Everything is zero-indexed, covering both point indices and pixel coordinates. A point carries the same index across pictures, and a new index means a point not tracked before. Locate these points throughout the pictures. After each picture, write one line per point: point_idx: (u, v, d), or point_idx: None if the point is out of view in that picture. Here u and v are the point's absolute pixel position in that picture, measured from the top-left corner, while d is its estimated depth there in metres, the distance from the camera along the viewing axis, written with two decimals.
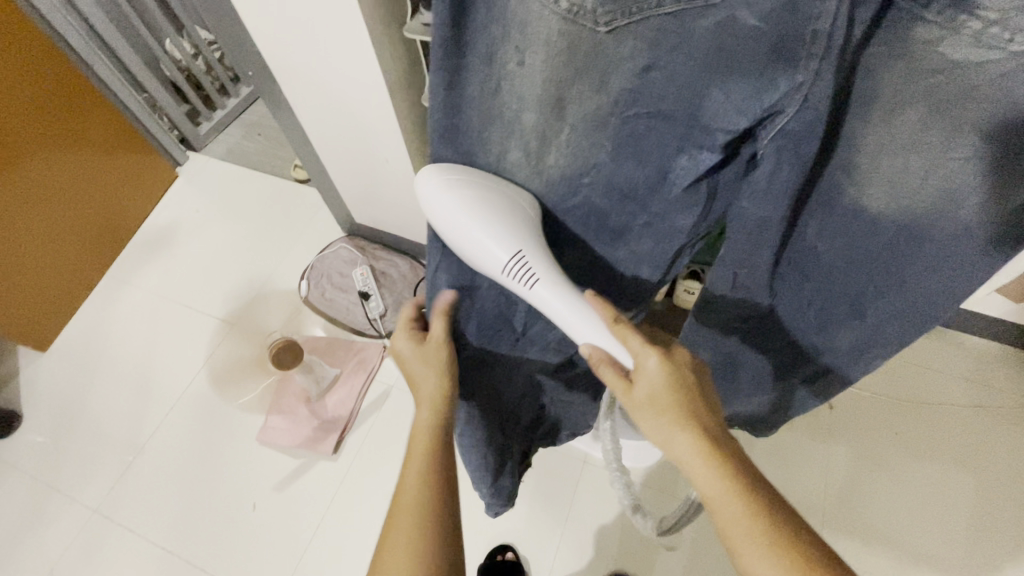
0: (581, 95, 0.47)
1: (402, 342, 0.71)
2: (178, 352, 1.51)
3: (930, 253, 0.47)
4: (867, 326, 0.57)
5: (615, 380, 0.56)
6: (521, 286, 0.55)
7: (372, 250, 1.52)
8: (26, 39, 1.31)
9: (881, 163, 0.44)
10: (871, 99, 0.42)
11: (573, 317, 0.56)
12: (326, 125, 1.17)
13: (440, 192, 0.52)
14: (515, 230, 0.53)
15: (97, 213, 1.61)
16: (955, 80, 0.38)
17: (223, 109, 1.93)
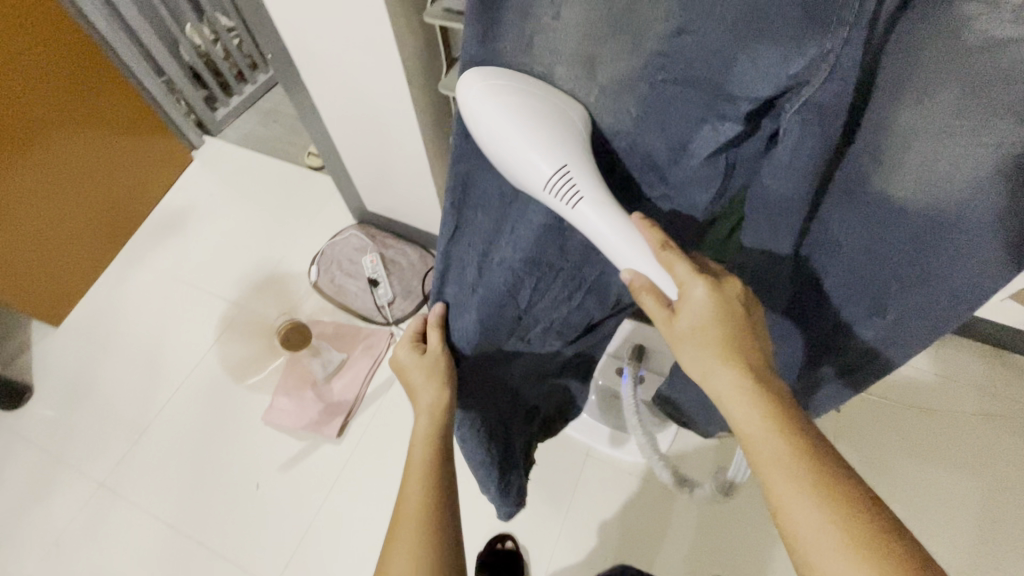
0: (615, 54, 0.46)
1: (401, 355, 0.73)
2: (187, 333, 1.53)
3: (953, 253, 0.43)
4: (887, 326, 0.53)
5: (656, 309, 0.51)
6: (562, 206, 0.49)
7: (383, 239, 1.52)
8: (49, 16, 1.32)
9: (908, 151, 0.41)
10: (903, 76, 0.39)
11: (621, 244, 0.50)
12: (341, 109, 1.17)
13: (483, 99, 0.48)
14: (562, 141, 0.47)
15: (112, 191, 1.63)
16: (992, 59, 0.35)
17: (240, 95, 1.94)
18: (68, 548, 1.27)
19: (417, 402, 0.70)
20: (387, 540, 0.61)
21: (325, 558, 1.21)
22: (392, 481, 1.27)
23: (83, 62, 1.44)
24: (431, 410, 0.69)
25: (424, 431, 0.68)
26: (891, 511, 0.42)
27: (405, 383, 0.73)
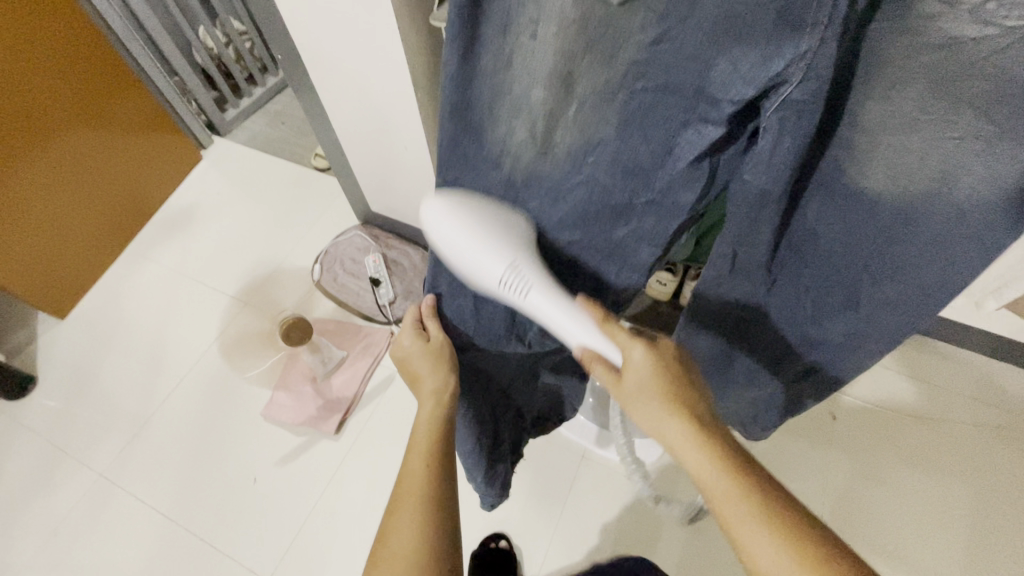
0: (590, 69, 0.49)
1: (404, 345, 0.76)
2: (191, 328, 1.55)
3: (928, 234, 0.49)
4: (861, 317, 0.60)
5: (605, 375, 0.57)
6: (517, 298, 0.58)
7: (386, 239, 1.55)
8: (65, 17, 1.36)
9: (880, 144, 0.46)
10: (874, 71, 0.43)
11: (568, 322, 0.57)
12: (348, 112, 1.20)
13: (438, 222, 0.57)
14: (509, 245, 0.56)
15: (121, 188, 1.66)
16: (956, 55, 0.39)
17: (250, 97, 1.99)
18: (66, 537, 1.28)
19: (421, 388, 0.73)
20: (382, 519, 0.61)
21: (320, 552, 1.22)
22: (388, 478, 1.29)
23: (96, 64, 1.48)
24: (435, 395, 0.72)
25: (427, 415, 0.70)
26: (838, 541, 0.44)
27: (408, 372, 0.76)
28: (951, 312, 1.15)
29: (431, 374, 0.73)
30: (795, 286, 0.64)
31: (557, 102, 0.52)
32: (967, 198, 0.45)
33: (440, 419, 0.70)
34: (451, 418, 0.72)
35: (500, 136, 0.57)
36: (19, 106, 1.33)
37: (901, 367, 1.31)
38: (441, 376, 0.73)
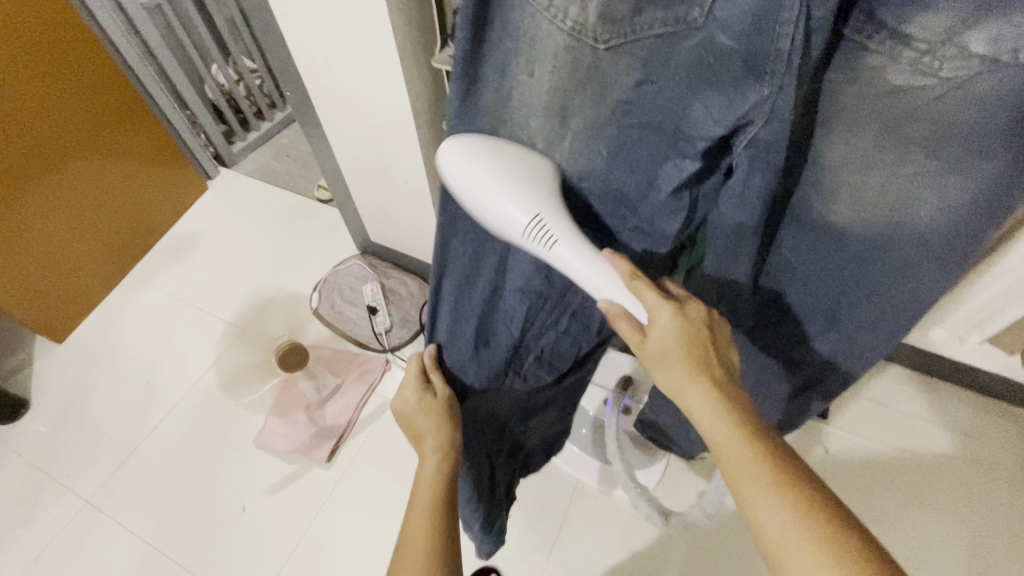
0: (582, 106, 0.53)
1: (406, 400, 0.79)
2: (188, 354, 1.56)
3: (894, 257, 0.54)
4: (842, 336, 0.66)
5: (630, 334, 0.56)
6: (541, 248, 0.55)
7: (384, 268, 1.58)
8: (82, 48, 1.43)
9: (842, 178, 0.51)
10: (832, 117, 0.48)
11: (592, 277, 0.54)
12: (352, 146, 1.25)
13: (456, 163, 0.54)
14: (533, 194, 0.53)
15: (126, 215, 1.69)
16: (901, 101, 0.44)
17: (257, 130, 2.06)
18: (47, 566, 1.25)
19: (423, 446, 0.76)
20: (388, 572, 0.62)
21: None
22: (380, 506, 1.27)
23: (112, 98, 1.55)
24: (438, 450, 0.75)
25: (432, 470, 0.73)
26: (847, 510, 0.46)
27: (409, 427, 0.79)
28: (940, 348, 1.17)
29: (432, 430, 0.77)
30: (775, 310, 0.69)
31: (552, 136, 0.57)
32: (931, 226, 0.50)
33: (443, 475, 0.73)
34: (454, 474, 0.75)
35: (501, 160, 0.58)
36: (30, 133, 1.37)
37: (892, 400, 1.32)
38: (443, 431, 0.77)
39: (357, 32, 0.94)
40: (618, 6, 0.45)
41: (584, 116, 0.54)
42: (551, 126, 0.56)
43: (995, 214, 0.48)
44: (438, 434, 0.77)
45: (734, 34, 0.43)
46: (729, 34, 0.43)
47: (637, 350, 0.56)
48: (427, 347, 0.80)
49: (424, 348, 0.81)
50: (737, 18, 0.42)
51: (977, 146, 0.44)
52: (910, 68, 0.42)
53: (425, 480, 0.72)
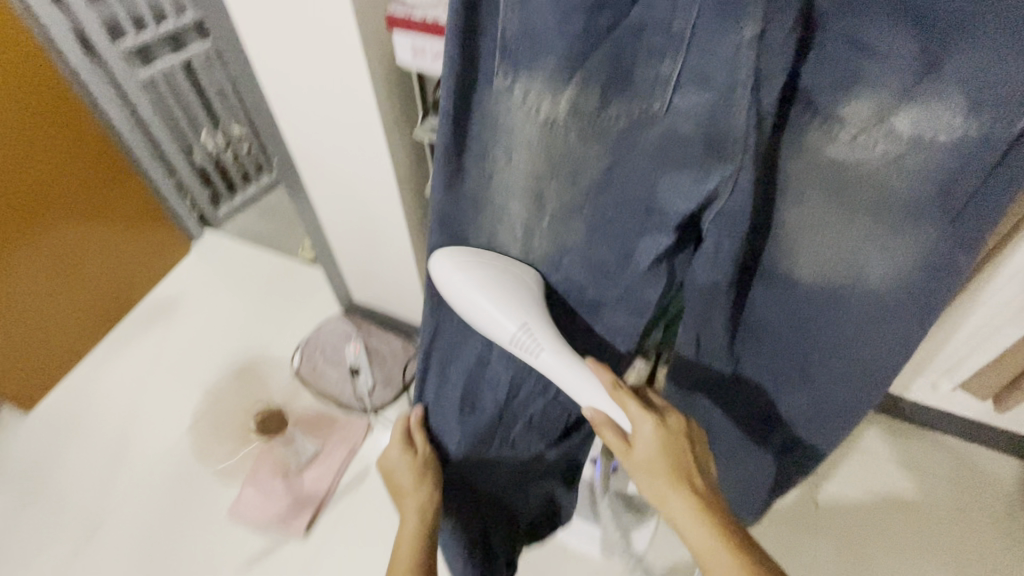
0: (559, 189, 0.57)
1: (390, 458, 0.78)
2: (160, 421, 1.50)
3: (858, 309, 0.60)
4: (818, 389, 0.68)
5: (614, 442, 0.60)
6: (528, 354, 0.59)
7: (368, 327, 1.57)
8: (70, 121, 1.46)
9: (804, 241, 0.57)
10: (786, 192, 0.54)
11: (578, 383, 0.59)
12: (337, 209, 1.28)
13: (447, 276, 0.60)
14: (519, 303, 0.59)
15: (105, 279, 1.68)
16: (847, 171, 0.51)
17: (243, 194, 2.05)
18: None
19: (403, 503, 0.76)
20: None
21: None
22: None
23: (99, 166, 1.58)
24: (417, 513, 0.75)
25: (411, 531, 0.74)
26: None
27: (391, 484, 0.78)
28: (917, 397, 1.18)
29: (413, 491, 0.77)
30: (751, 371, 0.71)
31: (528, 213, 0.60)
32: (885, 284, 0.57)
33: (420, 536, 0.74)
34: (432, 534, 0.75)
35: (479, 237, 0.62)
36: (13, 202, 1.38)
37: (879, 452, 1.30)
38: (424, 493, 0.77)
39: (344, 104, 0.98)
40: (586, 101, 0.50)
41: (556, 192, 0.57)
42: (523, 204, 0.59)
43: (942, 271, 0.54)
44: (419, 496, 0.76)
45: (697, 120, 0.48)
46: (692, 120, 0.48)
47: (619, 456, 0.60)
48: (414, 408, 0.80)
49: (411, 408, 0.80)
50: (698, 105, 0.47)
51: (918, 212, 0.51)
52: (854, 148, 0.50)
53: (402, 540, 0.73)
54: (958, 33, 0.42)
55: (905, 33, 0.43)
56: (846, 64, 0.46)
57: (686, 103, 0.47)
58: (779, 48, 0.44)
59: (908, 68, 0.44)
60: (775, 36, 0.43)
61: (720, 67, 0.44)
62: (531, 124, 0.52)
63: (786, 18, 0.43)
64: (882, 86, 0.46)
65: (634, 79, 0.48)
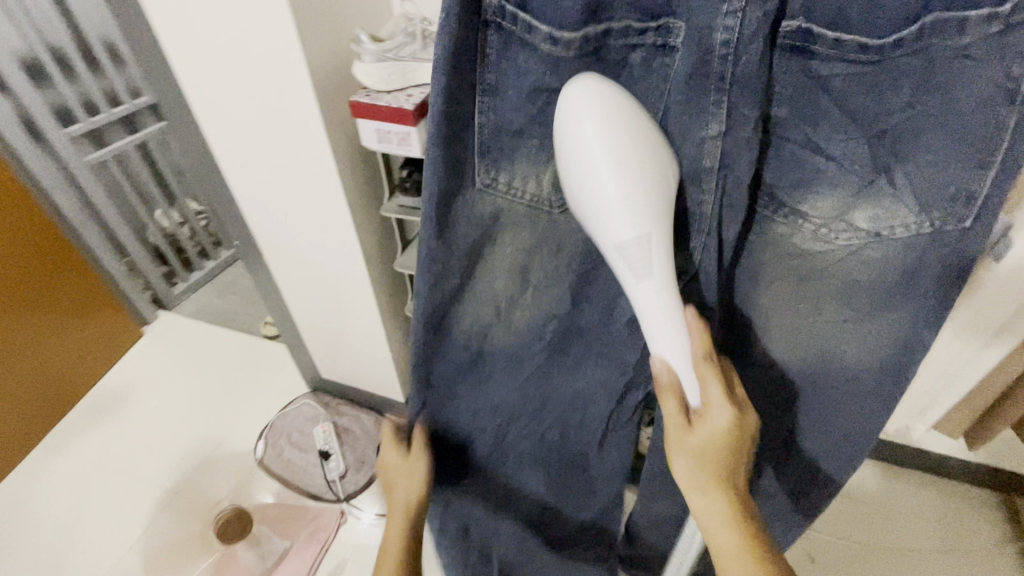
0: (545, 258, 0.63)
1: (385, 460, 0.75)
2: (106, 530, 1.36)
3: (840, 387, 0.65)
4: (812, 454, 0.73)
5: (674, 413, 0.53)
6: (628, 276, 0.50)
7: (336, 406, 1.49)
8: (18, 213, 1.38)
9: (780, 323, 0.63)
10: (753, 277, 0.62)
11: (670, 331, 0.52)
12: (302, 286, 1.24)
13: (583, 123, 0.48)
14: (652, 210, 0.48)
15: (45, 375, 1.54)
16: (811, 260, 0.59)
17: (200, 270, 2.02)
18: None
19: (393, 491, 0.73)
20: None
21: None
22: None
23: (45, 255, 1.47)
24: (398, 541, 0.68)
25: (398, 537, 0.68)
26: None
27: (383, 482, 0.75)
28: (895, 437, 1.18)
29: (399, 509, 0.71)
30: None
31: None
32: (856, 360, 0.63)
33: (400, 539, 0.68)
34: (420, 524, 0.71)
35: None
36: None
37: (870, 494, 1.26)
38: (403, 520, 0.70)
39: (309, 184, 0.97)
40: None
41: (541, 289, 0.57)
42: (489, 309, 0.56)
43: (903, 351, 0.60)
44: (403, 514, 0.70)
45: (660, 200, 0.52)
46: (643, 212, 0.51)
47: (671, 430, 0.54)
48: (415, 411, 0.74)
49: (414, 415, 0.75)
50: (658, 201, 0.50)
51: (878, 296, 0.58)
52: (816, 241, 0.58)
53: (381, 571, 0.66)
54: (893, 147, 0.52)
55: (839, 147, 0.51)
56: (804, 172, 0.55)
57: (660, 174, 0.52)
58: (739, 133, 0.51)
59: (854, 173, 0.54)
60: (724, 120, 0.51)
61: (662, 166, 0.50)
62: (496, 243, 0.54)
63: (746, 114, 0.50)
64: (837, 187, 0.55)
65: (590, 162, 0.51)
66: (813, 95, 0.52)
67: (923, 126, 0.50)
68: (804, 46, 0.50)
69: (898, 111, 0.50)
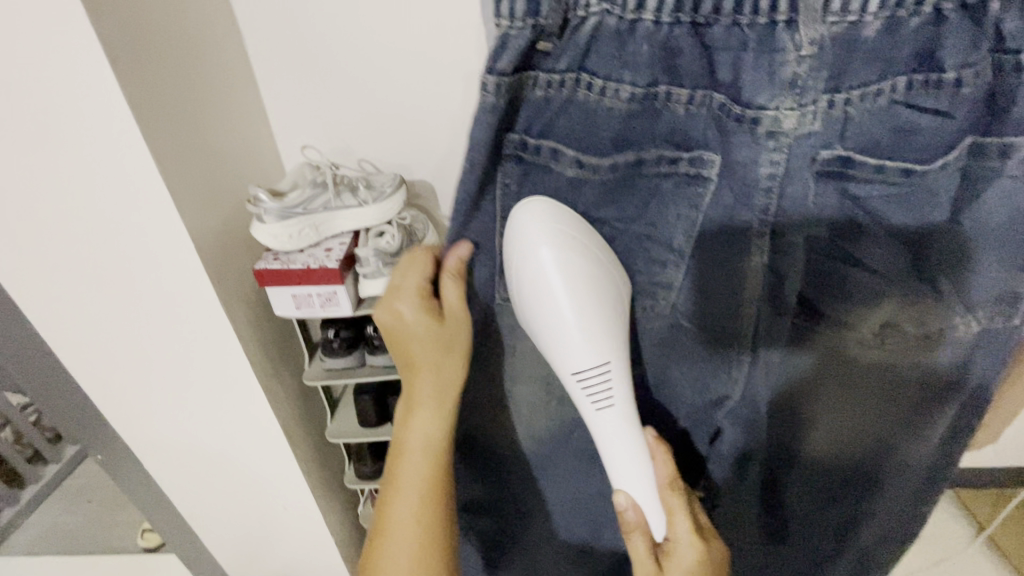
0: (565, 381, 0.47)
1: (395, 288, 0.43)
2: None
3: (889, 490, 0.49)
4: (855, 557, 0.55)
5: (642, 559, 0.37)
6: (585, 403, 0.37)
7: None
8: None
9: (822, 426, 0.45)
10: (794, 379, 0.42)
11: (630, 460, 0.38)
12: None
13: (538, 248, 0.35)
14: (611, 331, 0.36)
15: None
16: (879, 381, 0.42)
17: None
18: None
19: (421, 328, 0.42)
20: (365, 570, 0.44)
21: None
22: None
23: None
24: (421, 484, 0.44)
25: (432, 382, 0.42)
26: None
27: (396, 346, 0.43)
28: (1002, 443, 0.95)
29: (430, 407, 0.43)
30: (782, 531, 0.53)
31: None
32: (913, 461, 0.47)
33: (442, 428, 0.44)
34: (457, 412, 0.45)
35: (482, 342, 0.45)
36: None
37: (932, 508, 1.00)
38: (443, 411, 0.43)
39: None
40: None
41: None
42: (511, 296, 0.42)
43: (958, 443, 0.46)
44: (445, 398, 0.43)
45: (729, 213, 0.36)
46: (726, 193, 0.35)
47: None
48: (494, 68, 0.32)
49: (490, 67, 0.32)
50: (772, 163, 0.33)
51: (959, 373, 0.41)
52: (919, 310, 0.38)
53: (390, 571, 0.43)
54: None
55: None
56: (973, 201, 0.34)
57: (745, 167, 0.34)
58: (875, 134, 0.32)
59: (904, 271, 0.37)
60: (863, 125, 0.32)
61: (754, 158, 0.34)
62: (507, 199, 0.38)
63: (932, 87, 0.31)
64: (978, 239, 0.35)
65: (681, 90, 0.34)
66: (854, 219, 0.35)
67: (968, 238, 0.35)
68: (841, 175, 0.34)
69: (961, 214, 0.34)
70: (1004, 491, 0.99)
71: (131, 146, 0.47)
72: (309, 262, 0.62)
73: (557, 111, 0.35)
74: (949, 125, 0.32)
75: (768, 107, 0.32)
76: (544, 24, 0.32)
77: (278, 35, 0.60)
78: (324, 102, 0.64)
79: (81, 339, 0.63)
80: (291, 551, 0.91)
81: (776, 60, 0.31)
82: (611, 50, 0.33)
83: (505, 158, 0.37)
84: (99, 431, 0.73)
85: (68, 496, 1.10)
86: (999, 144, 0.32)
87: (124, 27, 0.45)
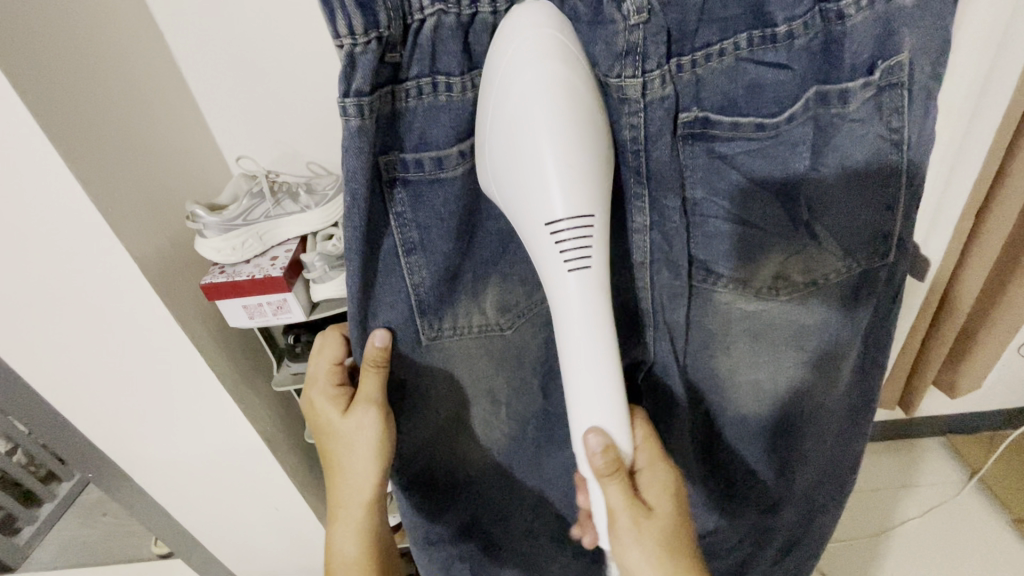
0: (505, 381, 0.49)
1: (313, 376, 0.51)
2: None
3: (815, 435, 0.49)
4: (802, 505, 0.55)
5: (620, 498, 0.36)
6: (554, 262, 0.33)
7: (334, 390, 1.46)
8: None
9: (739, 379, 0.44)
10: (700, 331, 0.42)
11: (590, 367, 0.35)
12: None
13: (526, 64, 0.31)
14: (596, 184, 0.32)
15: None
16: (783, 321, 0.41)
17: None
18: None
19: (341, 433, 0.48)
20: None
21: None
22: None
23: None
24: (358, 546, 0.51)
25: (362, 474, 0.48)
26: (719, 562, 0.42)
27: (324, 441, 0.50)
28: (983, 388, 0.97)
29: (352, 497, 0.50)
30: (724, 489, 0.52)
31: (463, 341, 0.45)
32: (833, 402, 0.47)
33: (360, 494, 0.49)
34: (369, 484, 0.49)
35: (418, 377, 0.46)
36: None
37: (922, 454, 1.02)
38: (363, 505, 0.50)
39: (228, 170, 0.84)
40: (513, 296, 0.45)
41: (497, 297, 0.45)
42: (436, 331, 0.44)
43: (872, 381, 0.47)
44: (349, 503, 0.50)
45: None
46: None
47: (621, 519, 0.37)
48: (349, 101, 0.33)
49: (342, 99, 0.33)
50: (632, 126, 0.34)
51: (856, 308, 0.41)
52: (804, 260, 0.38)
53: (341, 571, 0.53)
54: (918, 108, 0.32)
55: (877, 66, 0.32)
56: (829, 146, 0.34)
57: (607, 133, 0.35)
58: (728, 91, 0.34)
59: (780, 219, 0.37)
60: (714, 84, 0.34)
61: (613, 124, 0.34)
62: (406, 232, 0.40)
63: (769, 43, 0.32)
64: (843, 182, 0.35)
65: None
66: (723, 177, 0.36)
67: (836, 187, 0.35)
68: (703, 135, 0.35)
69: (822, 159, 0.35)
70: (994, 435, 1.01)
71: (71, 191, 0.48)
72: (255, 272, 0.59)
73: (425, 119, 0.37)
74: (792, 76, 0.33)
75: (610, 77, 0.33)
76: (386, 35, 0.33)
77: (203, 60, 0.60)
78: (253, 127, 0.65)
79: (51, 373, 0.64)
80: (305, 569, 0.93)
81: (608, 31, 0.32)
82: (456, 45, 0.35)
83: (389, 182, 0.38)
84: (99, 467, 0.75)
85: (85, 511, 1.03)
86: (838, 92, 0.33)
87: (38, 56, 0.45)
